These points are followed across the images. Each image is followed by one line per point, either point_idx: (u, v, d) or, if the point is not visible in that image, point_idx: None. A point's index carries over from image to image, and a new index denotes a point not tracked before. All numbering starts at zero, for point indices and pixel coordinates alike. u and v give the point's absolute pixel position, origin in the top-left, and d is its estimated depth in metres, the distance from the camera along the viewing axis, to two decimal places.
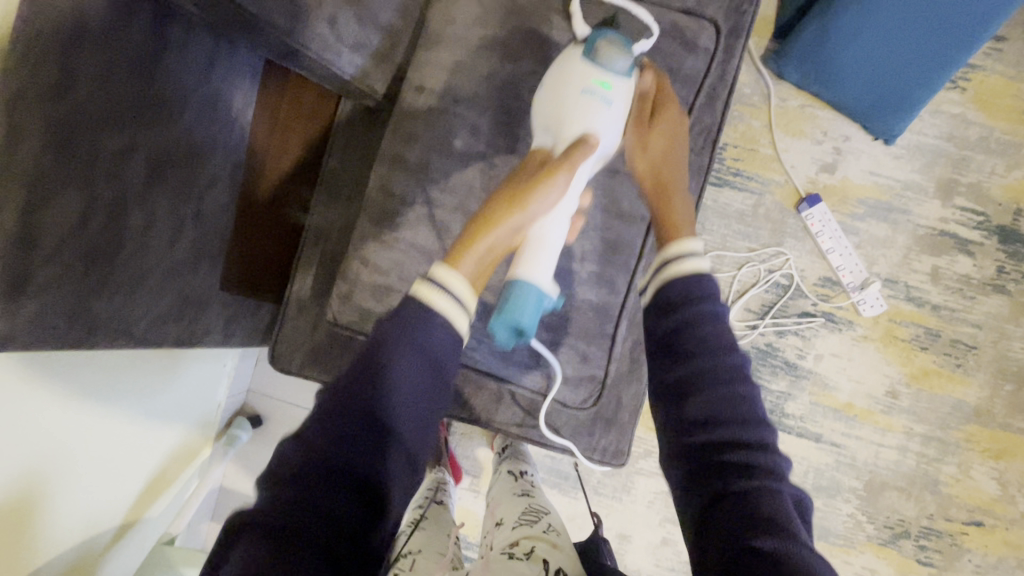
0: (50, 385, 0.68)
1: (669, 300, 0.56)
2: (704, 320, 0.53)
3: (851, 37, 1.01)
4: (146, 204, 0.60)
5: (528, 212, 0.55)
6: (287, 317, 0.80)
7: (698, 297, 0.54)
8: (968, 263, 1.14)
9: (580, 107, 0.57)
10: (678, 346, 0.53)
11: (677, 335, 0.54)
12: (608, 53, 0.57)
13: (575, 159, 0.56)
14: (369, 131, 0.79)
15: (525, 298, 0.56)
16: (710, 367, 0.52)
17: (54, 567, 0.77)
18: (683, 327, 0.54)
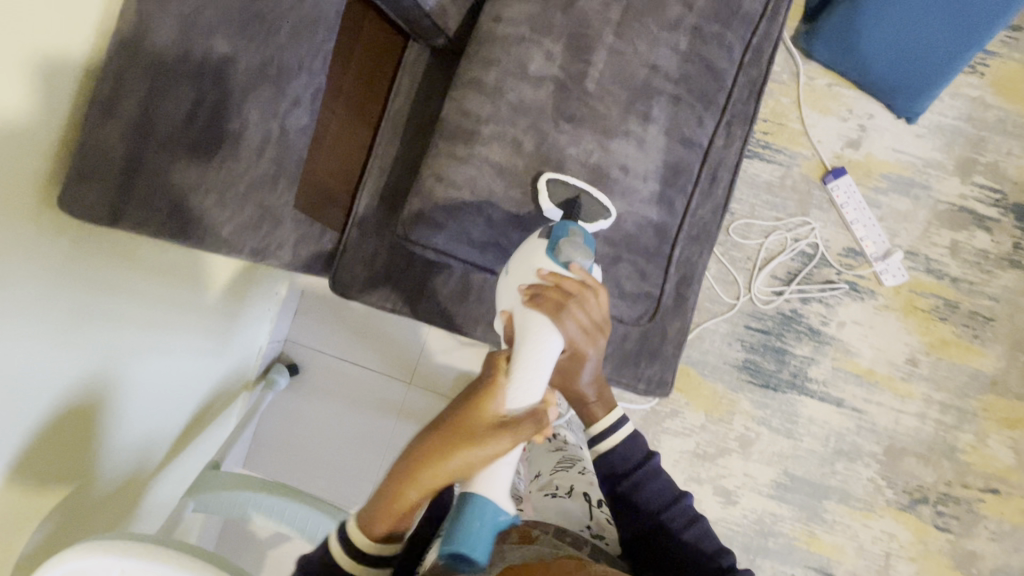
0: (119, 273, 0.71)
1: (613, 468, 0.67)
2: (650, 476, 0.66)
3: (881, 16, 1.07)
4: (241, 110, 0.64)
5: (468, 463, 0.49)
6: (349, 242, 0.84)
7: (643, 461, 0.67)
8: (985, 239, 1.18)
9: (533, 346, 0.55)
10: (641, 505, 0.65)
11: (633, 495, 0.66)
12: (565, 252, 0.60)
13: (527, 419, 0.51)
14: (436, 74, 0.84)
15: (483, 524, 0.50)
16: (669, 515, 0.65)
17: (110, 479, 0.79)
18: (635, 486, 0.66)
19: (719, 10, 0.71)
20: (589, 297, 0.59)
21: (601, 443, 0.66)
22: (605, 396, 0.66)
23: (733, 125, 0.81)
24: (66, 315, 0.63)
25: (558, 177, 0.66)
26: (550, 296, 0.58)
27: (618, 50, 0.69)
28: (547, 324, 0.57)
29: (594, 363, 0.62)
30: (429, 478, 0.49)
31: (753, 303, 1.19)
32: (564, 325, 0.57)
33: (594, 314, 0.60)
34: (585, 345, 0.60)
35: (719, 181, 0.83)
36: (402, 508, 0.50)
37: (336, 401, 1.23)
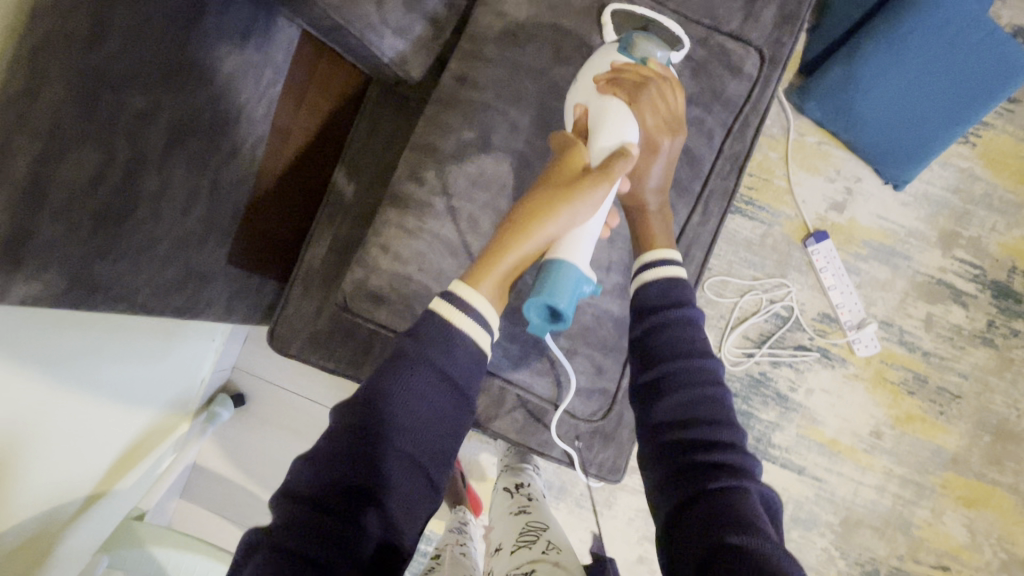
0: (21, 345, 0.63)
1: (647, 303, 0.61)
2: (680, 324, 0.59)
3: (877, 79, 1.05)
4: (162, 168, 0.57)
5: (557, 219, 0.55)
6: (292, 297, 0.78)
7: (680, 304, 0.61)
8: (960, 314, 1.17)
9: (611, 124, 0.59)
10: (657, 350, 0.58)
11: (654, 336, 0.59)
12: (641, 48, 0.62)
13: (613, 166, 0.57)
14: (396, 122, 0.78)
15: (571, 285, 0.55)
16: (685, 368, 0.57)
17: (14, 538, 0.70)
18: (659, 328, 0.59)
19: (699, 92, 0.67)
20: (661, 82, 0.61)
21: (648, 271, 0.62)
22: (664, 214, 0.66)
23: (710, 202, 0.76)
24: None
25: (624, 6, 0.65)
26: (626, 79, 0.60)
27: None
28: (624, 103, 0.60)
29: (664, 161, 0.63)
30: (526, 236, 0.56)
31: (723, 363, 1.16)
32: (640, 100, 0.60)
33: (670, 99, 0.62)
34: (659, 134, 0.62)
35: (691, 260, 0.77)
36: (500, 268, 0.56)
37: (283, 435, 1.17)
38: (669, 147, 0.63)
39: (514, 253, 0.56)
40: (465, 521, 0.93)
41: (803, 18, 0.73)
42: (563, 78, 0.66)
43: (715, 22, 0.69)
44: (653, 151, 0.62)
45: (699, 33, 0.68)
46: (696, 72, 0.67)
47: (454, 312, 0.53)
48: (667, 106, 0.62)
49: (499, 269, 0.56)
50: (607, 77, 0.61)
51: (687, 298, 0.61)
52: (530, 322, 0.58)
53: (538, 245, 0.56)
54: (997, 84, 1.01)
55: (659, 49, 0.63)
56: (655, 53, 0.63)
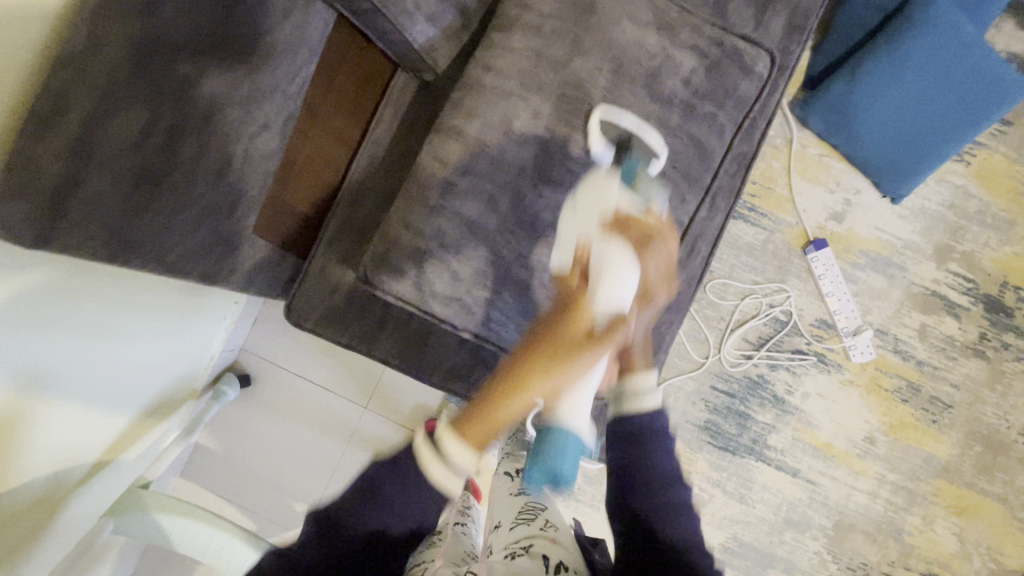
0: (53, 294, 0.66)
1: (622, 419, 0.62)
2: (660, 451, 0.61)
3: (877, 95, 1.09)
4: (200, 134, 0.60)
5: (548, 386, 0.49)
6: (310, 273, 0.80)
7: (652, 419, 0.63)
8: (954, 326, 1.20)
9: (613, 282, 0.51)
10: (634, 473, 0.60)
11: (628, 445, 0.61)
12: (643, 187, 0.59)
13: (615, 332, 0.50)
14: (419, 109, 0.81)
15: (571, 451, 0.54)
16: (659, 494, 0.58)
17: (23, 494, 0.71)
18: (632, 437, 0.61)
19: (713, 89, 0.70)
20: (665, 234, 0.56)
21: (628, 402, 0.61)
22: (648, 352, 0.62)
23: (717, 198, 0.80)
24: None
25: (612, 114, 0.65)
26: (634, 226, 0.54)
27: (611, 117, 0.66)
28: (629, 254, 0.53)
29: (656, 311, 0.58)
30: (515, 402, 0.48)
31: (722, 364, 1.19)
32: (645, 255, 0.54)
33: (669, 249, 0.57)
34: (658, 287, 0.56)
35: (697, 254, 0.81)
36: (481, 427, 0.49)
37: (285, 419, 1.18)
38: (662, 301, 0.57)
39: (497, 421, 0.49)
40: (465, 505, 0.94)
41: (811, 28, 0.77)
42: (585, 66, 0.67)
43: (730, 24, 0.72)
44: (649, 302, 0.56)
45: (715, 32, 0.70)
46: (713, 70, 0.70)
47: (429, 463, 0.50)
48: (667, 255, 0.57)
49: (482, 434, 0.49)
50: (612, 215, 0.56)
51: (665, 430, 0.62)
52: (528, 484, 0.55)
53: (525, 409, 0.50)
54: (989, 107, 1.06)
55: (653, 185, 0.61)
56: (654, 194, 0.60)
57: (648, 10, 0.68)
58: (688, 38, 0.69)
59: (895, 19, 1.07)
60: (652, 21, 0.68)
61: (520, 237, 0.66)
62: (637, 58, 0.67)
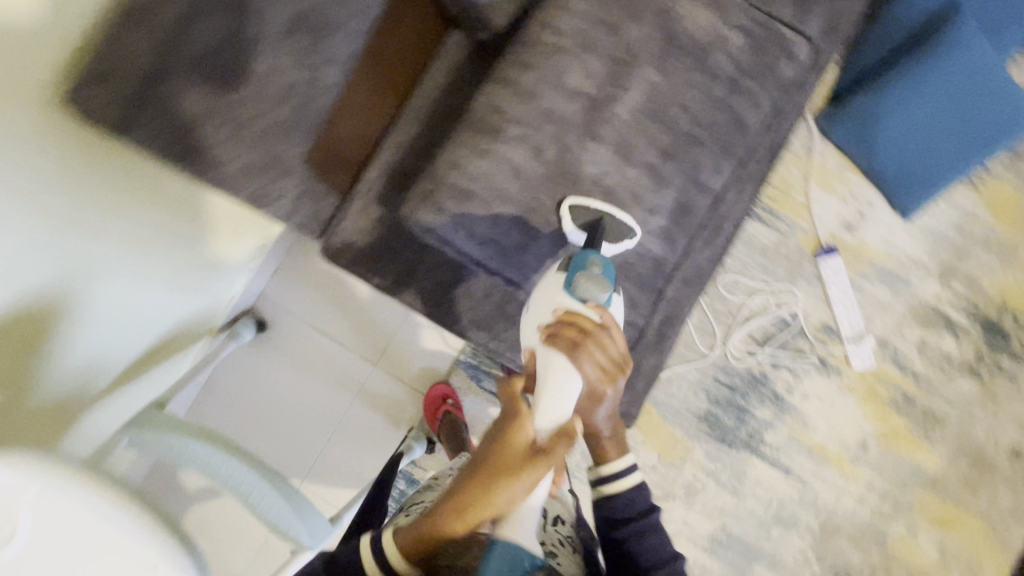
0: (109, 193, 0.77)
1: (613, 516, 0.63)
2: (649, 532, 0.62)
3: (897, 112, 1.14)
4: (269, 55, 0.66)
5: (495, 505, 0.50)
6: (349, 211, 0.81)
7: (643, 513, 0.63)
8: (951, 343, 1.24)
9: (556, 392, 0.58)
10: (630, 556, 0.61)
11: (630, 546, 0.61)
12: (581, 287, 0.64)
13: (563, 443, 0.54)
14: (471, 68, 0.85)
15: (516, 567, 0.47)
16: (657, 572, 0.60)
17: (47, 393, 0.78)
18: (632, 537, 0.61)
19: (755, 67, 0.75)
20: (604, 334, 0.61)
21: (605, 484, 0.63)
22: (619, 434, 0.65)
23: (744, 182, 0.84)
24: (42, 222, 0.68)
25: (580, 203, 0.69)
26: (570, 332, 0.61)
27: (657, 83, 0.72)
28: (566, 362, 0.60)
29: (609, 404, 0.62)
30: (464, 518, 0.49)
31: (726, 358, 1.22)
32: (582, 359, 0.59)
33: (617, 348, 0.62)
34: (603, 385, 0.60)
35: (721, 232, 0.84)
36: (431, 544, 0.50)
37: (296, 368, 1.20)
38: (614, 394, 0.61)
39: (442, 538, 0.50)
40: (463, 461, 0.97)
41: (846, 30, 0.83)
42: (636, 35, 0.72)
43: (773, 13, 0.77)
44: (595, 399, 0.61)
45: (761, 17, 0.76)
46: (760, 51, 0.75)
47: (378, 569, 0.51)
48: (614, 352, 0.61)
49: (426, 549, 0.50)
50: (546, 333, 0.62)
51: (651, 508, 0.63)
52: None
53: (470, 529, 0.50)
54: (996, 136, 1.12)
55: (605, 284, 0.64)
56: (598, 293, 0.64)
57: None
58: (735, 20, 0.74)
59: (923, 39, 1.13)
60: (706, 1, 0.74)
61: (562, 186, 0.70)
62: (685, 31, 0.73)
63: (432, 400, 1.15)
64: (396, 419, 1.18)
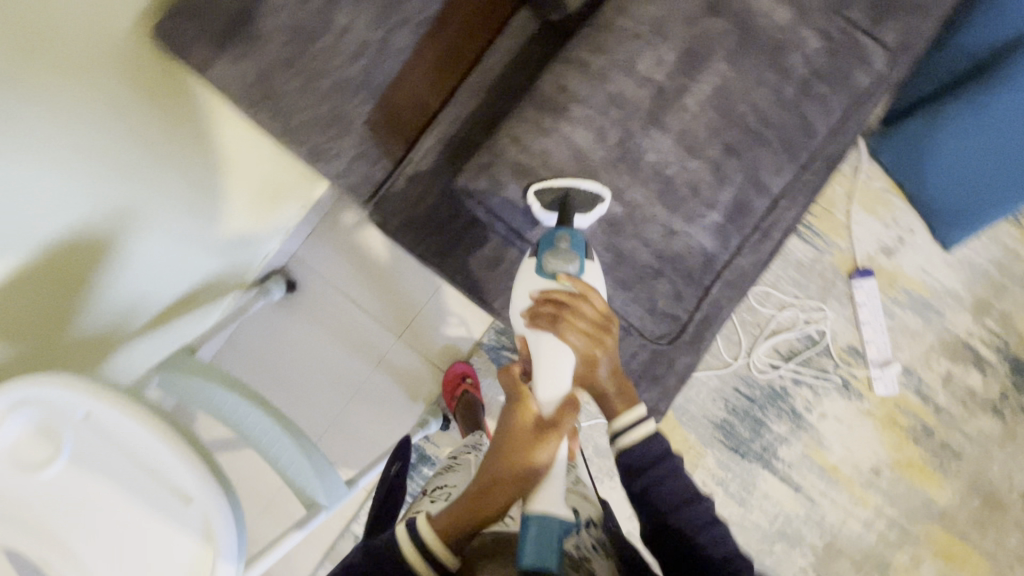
0: (171, 143, 0.81)
1: (635, 465, 0.60)
2: (673, 474, 0.60)
3: (950, 140, 1.11)
4: (352, 11, 0.70)
5: (514, 479, 0.53)
6: (401, 177, 0.81)
7: (662, 456, 0.60)
8: (977, 379, 1.22)
9: (545, 367, 0.59)
10: (660, 502, 0.59)
11: (650, 493, 0.59)
12: (552, 263, 0.64)
13: (569, 413, 0.57)
14: (535, 48, 0.86)
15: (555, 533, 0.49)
16: (689, 513, 0.58)
17: (88, 326, 0.79)
18: (653, 482, 0.59)
19: (825, 70, 0.77)
20: (584, 300, 0.61)
21: (624, 438, 0.60)
22: (628, 391, 0.62)
23: (799, 192, 0.83)
24: (76, 157, 0.69)
25: (543, 187, 0.69)
26: (549, 307, 0.62)
27: (727, 77, 0.75)
28: (549, 338, 0.60)
29: (608, 360, 0.61)
30: (489, 492, 0.52)
31: (750, 369, 1.22)
32: (563, 330, 0.60)
33: (597, 311, 0.61)
34: (595, 348, 0.60)
35: (769, 239, 0.84)
36: (460, 532, 0.52)
37: (321, 333, 1.20)
38: (610, 349, 0.61)
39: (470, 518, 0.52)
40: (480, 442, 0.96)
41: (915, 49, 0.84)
42: (707, 31, 0.74)
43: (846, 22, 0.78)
44: (590, 362, 0.60)
45: (833, 24, 0.77)
46: (833, 56, 0.77)
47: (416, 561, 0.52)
48: (594, 317, 0.61)
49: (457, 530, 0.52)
50: (528, 315, 0.63)
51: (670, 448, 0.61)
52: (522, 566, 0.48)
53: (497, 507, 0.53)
54: None
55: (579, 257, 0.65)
56: (568, 265, 0.65)
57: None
58: (805, 26, 0.76)
59: (988, 67, 1.07)
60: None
61: (622, 171, 0.72)
62: (755, 31, 0.75)
63: (452, 378, 1.15)
64: (414, 393, 1.19)
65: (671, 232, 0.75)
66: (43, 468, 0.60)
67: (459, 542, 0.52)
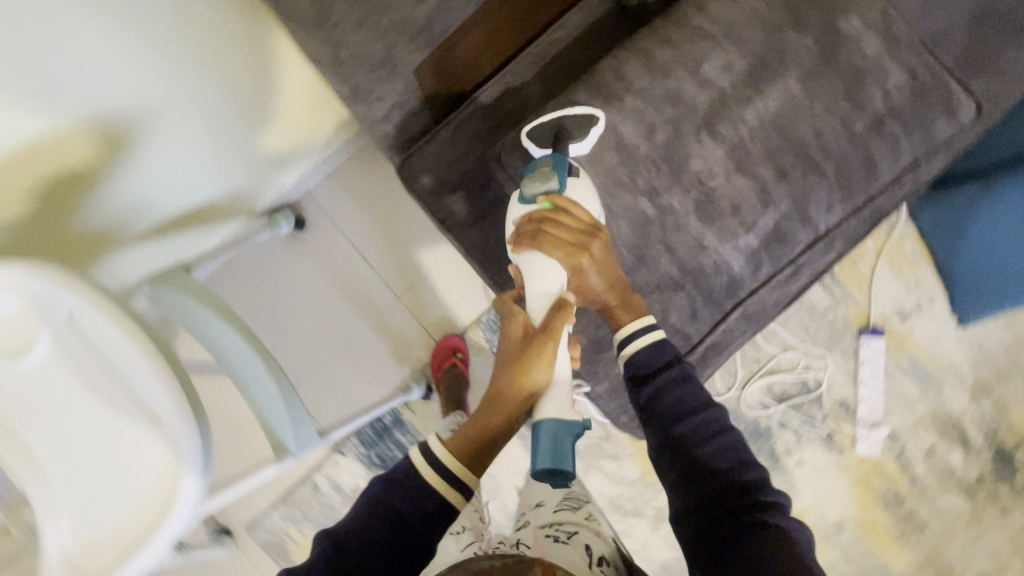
0: (222, 51, 0.77)
1: (642, 373, 0.67)
2: (680, 383, 0.65)
3: (998, 214, 1.10)
4: None
5: (519, 381, 0.62)
6: (436, 137, 0.77)
7: (671, 364, 0.67)
8: (958, 458, 1.22)
9: (533, 279, 0.64)
10: (667, 408, 0.64)
11: (658, 397, 0.65)
12: (534, 180, 0.64)
13: (559, 315, 0.63)
14: (603, 30, 0.82)
15: (558, 440, 0.61)
16: (696, 420, 0.63)
17: (89, 219, 0.76)
18: (661, 389, 0.65)
19: (892, 113, 0.75)
20: (566, 210, 0.64)
21: (630, 345, 0.68)
22: (629, 301, 0.70)
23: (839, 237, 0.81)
24: (117, 50, 0.66)
25: (533, 127, 0.68)
26: (534, 221, 0.64)
27: (794, 97, 0.73)
28: (534, 252, 0.64)
29: (596, 266, 0.66)
30: (501, 402, 0.62)
31: (739, 403, 1.21)
32: (546, 242, 0.63)
33: (579, 221, 0.65)
34: (580, 253, 0.64)
35: (797, 279, 0.81)
36: (478, 445, 0.60)
37: (321, 276, 1.17)
38: (597, 251, 0.66)
39: (486, 429, 0.61)
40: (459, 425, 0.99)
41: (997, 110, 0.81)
42: (781, 47, 0.72)
43: (928, 70, 0.76)
44: (577, 268, 0.65)
45: (913, 66, 0.75)
46: (909, 96, 0.75)
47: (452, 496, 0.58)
48: (577, 225, 0.65)
49: (478, 445, 0.60)
50: (511, 241, 0.65)
51: (677, 357, 0.68)
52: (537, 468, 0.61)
53: (508, 411, 0.62)
54: None
55: (561, 171, 0.65)
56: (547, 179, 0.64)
57: (877, 22, 0.74)
58: (883, 64, 0.74)
59: None
60: (876, 28, 0.74)
61: (663, 172, 0.72)
62: (830, 54, 0.73)
63: (442, 348, 1.14)
64: (401, 357, 1.17)
65: (701, 245, 0.73)
66: (19, 359, 0.57)
67: (477, 455, 0.60)
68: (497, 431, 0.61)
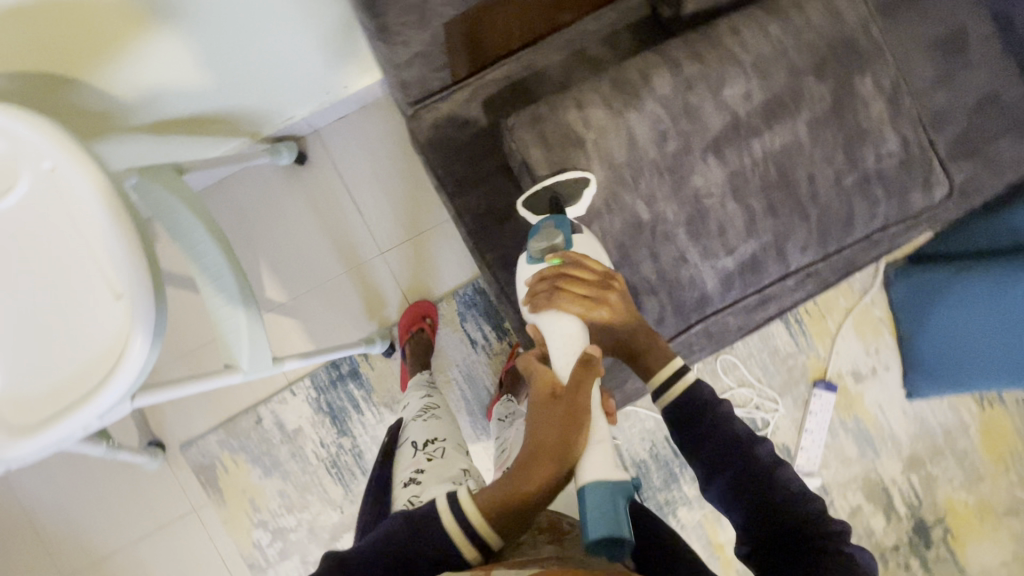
0: None
1: (687, 408, 0.67)
2: (725, 418, 0.67)
3: (966, 298, 1.15)
4: None
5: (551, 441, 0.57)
6: (450, 95, 0.81)
7: (708, 404, 0.68)
8: (880, 523, 1.25)
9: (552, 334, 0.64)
10: (719, 446, 0.65)
11: (707, 435, 0.66)
12: (543, 242, 0.66)
13: (588, 368, 0.61)
14: (633, 33, 0.85)
15: (612, 503, 0.53)
16: (747, 452, 0.65)
17: (93, 94, 0.76)
18: (708, 425, 0.66)
19: (880, 173, 0.78)
20: (581, 263, 0.65)
21: (667, 393, 0.69)
22: (655, 342, 0.71)
23: (809, 278, 0.85)
24: None
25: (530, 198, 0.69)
26: (552, 280, 0.64)
27: (800, 140, 0.75)
28: (553, 311, 0.64)
29: (618, 313, 0.67)
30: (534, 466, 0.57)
31: None
32: (564, 300, 0.63)
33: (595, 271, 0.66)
34: (602, 306, 0.65)
35: (762, 310, 0.86)
36: (508, 506, 0.56)
37: (311, 212, 1.18)
38: (617, 300, 0.67)
39: (518, 494, 0.57)
40: (428, 385, 0.99)
41: (968, 198, 0.87)
42: (800, 87, 0.74)
43: (923, 142, 0.80)
44: (598, 319, 0.66)
45: (910, 135, 0.79)
46: (899, 163, 0.79)
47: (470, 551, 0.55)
48: (593, 276, 0.66)
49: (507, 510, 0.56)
50: (527, 302, 0.66)
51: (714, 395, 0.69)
52: (589, 540, 0.52)
53: (542, 476, 0.57)
54: None
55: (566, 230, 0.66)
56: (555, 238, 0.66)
57: (891, 85, 0.77)
58: (886, 126, 0.77)
59: None
60: (890, 93, 0.77)
61: (665, 181, 0.72)
62: (843, 105, 0.76)
63: (413, 312, 1.14)
64: (372, 311, 1.18)
65: (682, 257, 0.75)
66: None
67: (508, 515, 0.56)
68: (529, 491, 0.56)
